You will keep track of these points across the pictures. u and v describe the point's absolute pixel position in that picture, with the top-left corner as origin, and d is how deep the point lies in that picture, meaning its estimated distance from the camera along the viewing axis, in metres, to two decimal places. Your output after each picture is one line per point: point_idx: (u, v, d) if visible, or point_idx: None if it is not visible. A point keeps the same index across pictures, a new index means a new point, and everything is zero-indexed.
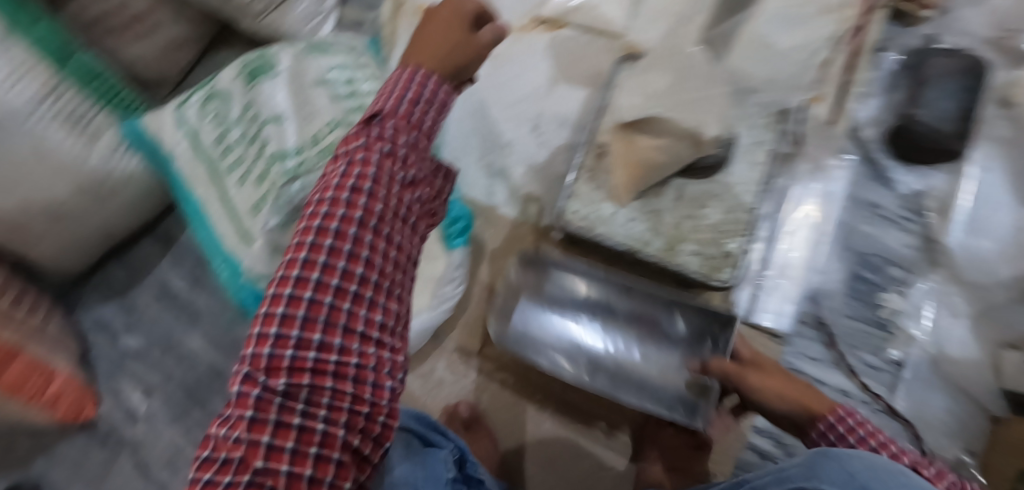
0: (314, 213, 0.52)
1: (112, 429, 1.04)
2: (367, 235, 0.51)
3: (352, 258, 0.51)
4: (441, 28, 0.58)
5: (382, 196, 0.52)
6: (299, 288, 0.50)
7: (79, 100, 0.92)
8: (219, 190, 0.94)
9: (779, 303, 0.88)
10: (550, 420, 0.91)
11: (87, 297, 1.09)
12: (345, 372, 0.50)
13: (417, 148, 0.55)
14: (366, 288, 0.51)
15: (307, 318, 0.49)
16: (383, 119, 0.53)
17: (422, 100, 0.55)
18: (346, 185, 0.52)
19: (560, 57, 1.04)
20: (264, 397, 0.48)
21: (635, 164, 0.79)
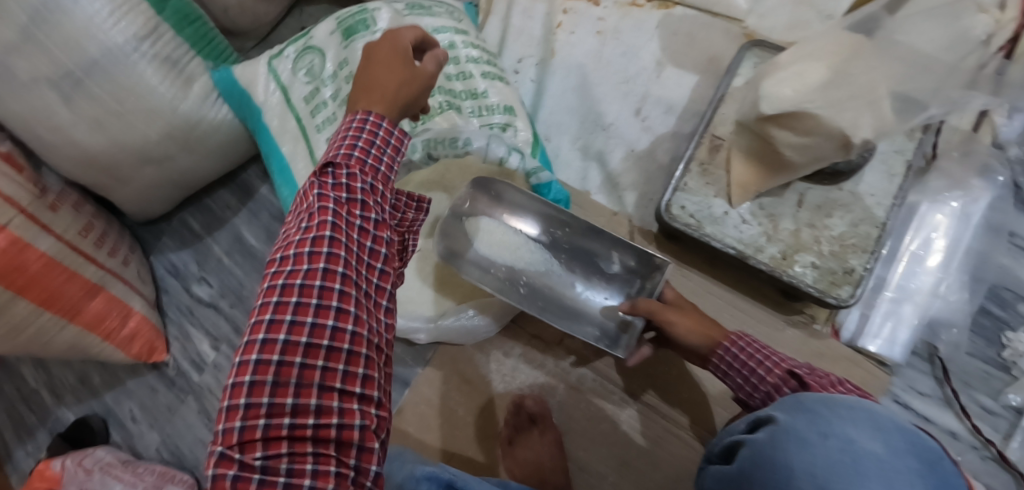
0: (275, 276, 0.53)
1: (179, 374, 1.04)
2: (335, 288, 0.52)
3: (320, 310, 0.51)
4: (381, 68, 0.59)
5: (344, 249, 0.53)
6: (267, 353, 0.50)
7: (176, 44, 0.89)
8: (308, 147, 0.93)
9: (892, 329, 0.79)
10: (626, 423, 0.87)
11: (165, 241, 1.10)
12: (325, 435, 0.50)
13: (376, 192, 0.56)
14: (338, 339, 0.52)
15: (278, 381, 0.50)
16: (337, 169, 0.54)
17: (374, 145, 0.56)
18: (307, 242, 0.53)
19: (671, 37, 0.96)
20: (243, 472, 0.49)
21: (766, 156, 0.73)
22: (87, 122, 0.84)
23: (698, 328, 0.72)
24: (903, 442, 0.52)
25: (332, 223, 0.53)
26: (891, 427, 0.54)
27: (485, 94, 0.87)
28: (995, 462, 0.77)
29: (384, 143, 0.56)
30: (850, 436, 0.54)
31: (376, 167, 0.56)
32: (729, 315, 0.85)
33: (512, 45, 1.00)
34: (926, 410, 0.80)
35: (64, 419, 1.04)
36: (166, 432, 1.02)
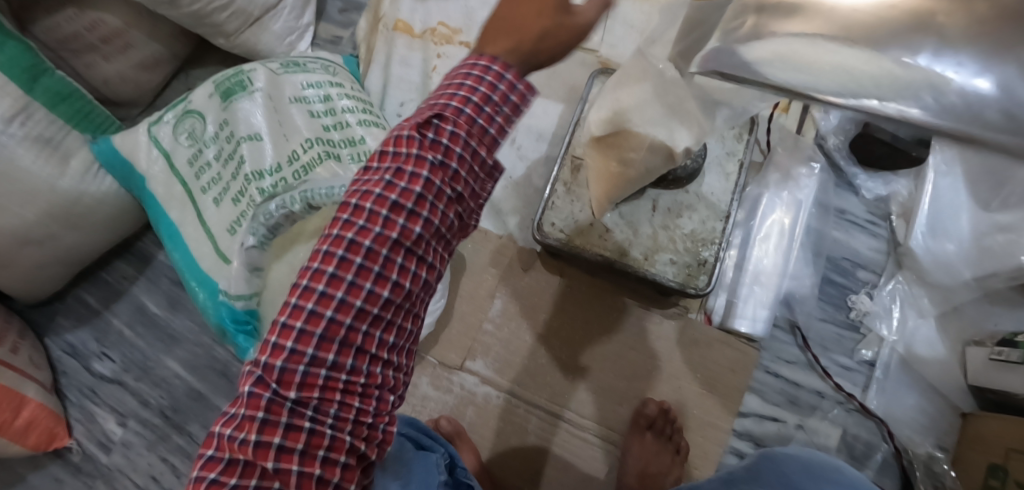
0: (348, 226, 0.50)
1: (85, 457, 1.01)
2: (405, 258, 0.51)
3: (381, 275, 0.50)
4: (519, 13, 0.52)
5: (424, 216, 0.51)
6: (322, 305, 0.49)
7: (49, 121, 0.92)
8: (195, 210, 0.94)
9: (754, 308, 0.89)
10: (536, 432, 0.91)
11: (60, 321, 1.07)
12: (354, 389, 0.51)
13: (468, 165, 0.52)
14: (386, 306, 0.51)
15: (327, 333, 0.49)
16: (439, 132, 0.50)
17: (482, 115, 0.51)
18: (391, 200, 0.50)
19: (537, 71, 1.05)
20: (277, 401, 0.49)
21: (611, 177, 0.78)
22: None
23: None
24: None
25: (423, 182, 0.50)
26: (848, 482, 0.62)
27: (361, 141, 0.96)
28: (858, 412, 0.88)
29: (498, 109, 0.52)
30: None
31: (480, 134, 0.51)
32: (615, 316, 0.94)
33: (393, 92, 1.09)
34: (794, 375, 0.90)
35: None
36: None
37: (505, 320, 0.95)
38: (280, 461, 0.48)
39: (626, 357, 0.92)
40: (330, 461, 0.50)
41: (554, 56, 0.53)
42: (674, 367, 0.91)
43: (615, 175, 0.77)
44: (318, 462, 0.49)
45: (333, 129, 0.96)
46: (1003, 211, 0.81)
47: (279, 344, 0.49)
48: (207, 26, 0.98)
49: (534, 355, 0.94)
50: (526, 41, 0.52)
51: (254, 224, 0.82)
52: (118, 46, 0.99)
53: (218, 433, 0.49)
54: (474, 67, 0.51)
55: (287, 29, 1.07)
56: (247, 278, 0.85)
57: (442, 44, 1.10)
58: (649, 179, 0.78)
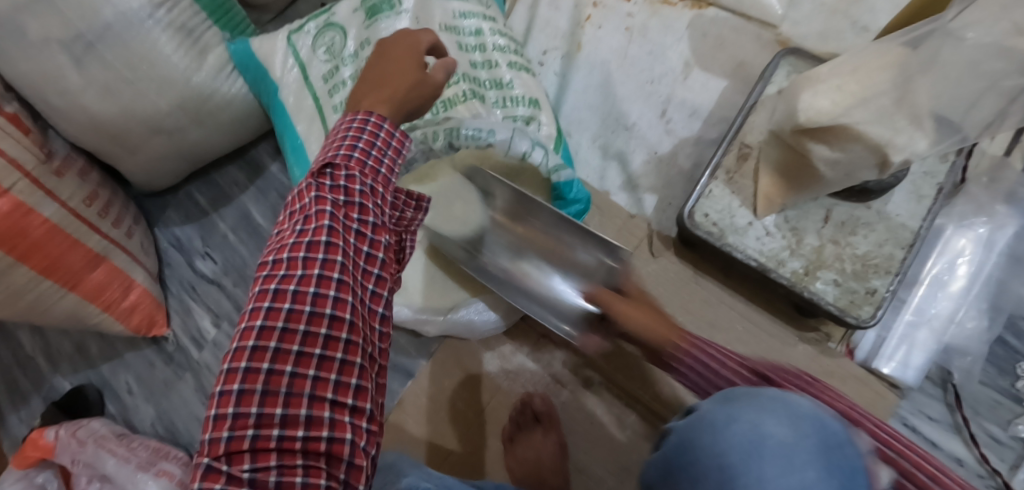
0: (268, 283, 0.51)
1: (177, 349, 1.03)
2: (333, 293, 0.51)
3: (314, 316, 0.50)
4: (393, 68, 0.59)
5: (342, 249, 0.52)
6: (256, 360, 0.49)
7: (192, 12, 0.86)
8: (323, 127, 0.90)
9: (907, 353, 0.79)
10: (631, 429, 0.85)
11: (170, 214, 1.07)
12: (315, 448, 0.49)
13: (373, 196, 0.54)
14: (331, 345, 0.50)
15: (269, 388, 0.49)
16: (336, 170, 0.52)
17: (374, 149, 0.54)
18: (303, 244, 0.51)
19: (703, 39, 0.94)
20: (231, 479, 0.47)
21: (792, 170, 0.71)
22: (97, 87, 0.81)
23: (647, 321, 0.68)
24: (810, 427, 0.54)
25: (331, 214, 0.52)
26: (804, 414, 0.55)
27: (511, 85, 0.85)
28: None
29: (383, 149, 0.55)
30: (760, 421, 0.55)
31: (376, 172, 0.55)
32: (742, 328, 0.84)
33: (537, 36, 0.98)
34: (935, 435, 0.80)
35: (59, 388, 1.02)
36: (162, 408, 1.00)
37: None
38: None
39: None
40: None
41: (420, 107, 0.59)
42: None
43: (799, 167, 0.70)
44: None
45: (483, 66, 0.85)
46: None
47: (220, 418, 0.48)
48: None
49: None
50: (398, 91, 0.57)
51: None
52: None
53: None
54: (354, 119, 0.55)
55: None
56: None
57: None
58: (846, 184, 0.70)
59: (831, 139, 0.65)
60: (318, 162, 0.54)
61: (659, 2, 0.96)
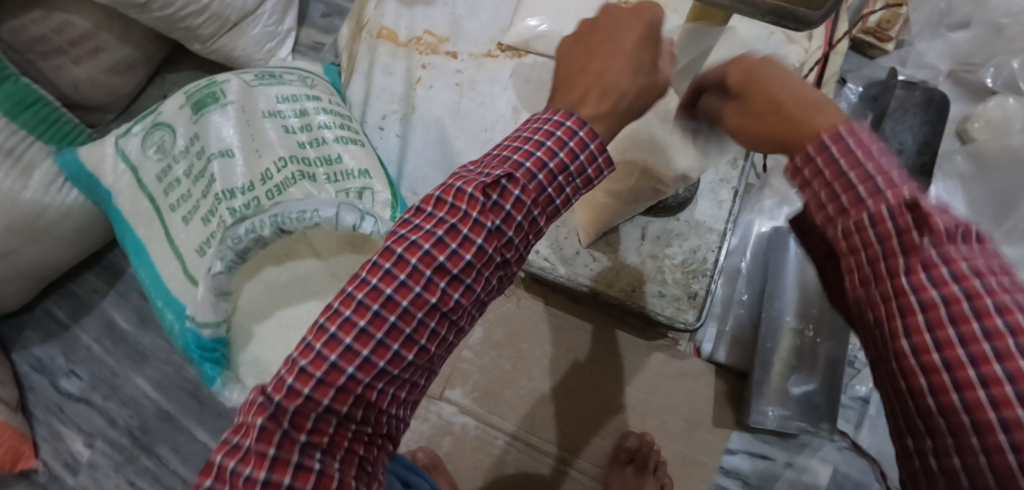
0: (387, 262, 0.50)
1: (51, 478, 0.97)
2: (442, 309, 0.51)
3: (433, 311, 0.51)
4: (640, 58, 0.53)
5: (478, 273, 0.52)
6: (360, 341, 0.49)
7: (11, 131, 0.88)
8: (163, 228, 0.89)
9: (742, 341, 0.88)
10: (514, 466, 0.88)
11: (28, 334, 1.02)
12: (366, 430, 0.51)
13: (526, 229, 0.54)
14: (419, 352, 0.52)
15: (370, 358, 0.49)
16: (513, 185, 0.51)
17: (563, 173, 0.53)
18: (443, 248, 0.50)
19: (526, 84, 1.01)
20: (293, 431, 0.48)
21: (595, 204, 0.81)
22: None
23: None
24: None
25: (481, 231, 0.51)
26: None
27: (341, 160, 0.91)
28: (850, 450, 0.85)
29: (575, 174, 0.54)
30: None
31: (549, 200, 0.54)
32: (597, 348, 0.90)
33: (375, 103, 1.01)
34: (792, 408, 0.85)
35: None
36: None
37: (485, 347, 0.91)
38: None
39: (610, 390, 0.89)
40: None
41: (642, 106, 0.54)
42: (660, 401, 0.88)
43: (599, 202, 0.80)
44: None
45: (309, 146, 0.91)
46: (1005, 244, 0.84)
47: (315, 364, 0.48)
48: (181, 29, 0.96)
49: (513, 385, 0.90)
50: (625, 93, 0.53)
51: (222, 247, 0.80)
52: (88, 49, 0.97)
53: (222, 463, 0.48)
54: (549, 118, 0.53)
55: (266, 35, 1.03)
56: (213, 305, 0.82)
57: (427, 54, 1.03)
58: (638, 209, 0.81)
59: (609, 173, 0.78)
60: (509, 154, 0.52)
61: (482, 55, 1.03)
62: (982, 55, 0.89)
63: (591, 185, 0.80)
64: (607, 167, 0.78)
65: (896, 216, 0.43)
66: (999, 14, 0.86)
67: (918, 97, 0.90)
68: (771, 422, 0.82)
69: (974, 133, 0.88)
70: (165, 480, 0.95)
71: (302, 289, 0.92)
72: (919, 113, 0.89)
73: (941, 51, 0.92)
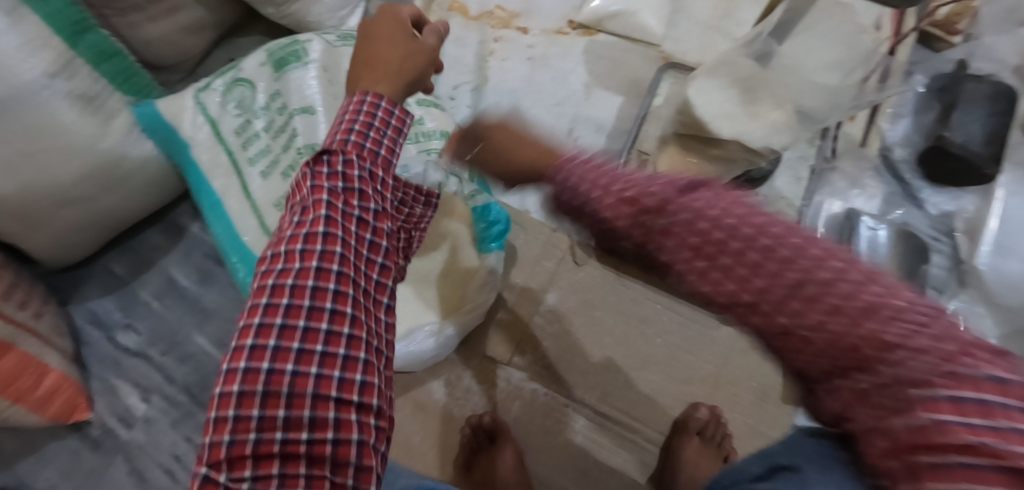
0: (268, 270, 0.48)
1: (104, 432, 0.95)
2: (335, 269, 0.47)
3: (318, 291, 0.46)
4: (383, 44, 0.57)
5: (343, 225, 0.48)
6: (262, 338, 0.45)
7: (92, 80, 0.87)
8: (241, 181, 0.90)
9: None
10: (583, 433, 0.87)
11: (85, 288, 1.01)
12: (323, 426, 0.45)
13: (373, 175, 0.51)
14: (337, 323, 0.47)
15: (269, 390, 0.45)
16: (333, 150, 0.50)
17: (372, 128, 0.52)
18: (304, 222, 0.48)
19: (597, 61, 1.02)
20: (235, 469, 0.44)
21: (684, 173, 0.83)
22: None
23: None
24: None
25: (331, 193, 0.49)
26: None
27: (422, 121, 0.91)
28: None
29: (384, 125, 0.52)
30: None
31: (376, 148, 0.52)
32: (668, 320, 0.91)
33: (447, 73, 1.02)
34: None
35: None
36: None
37: (557, 315, 0.92)
38: None
39: (679, 362, 0.90)
40: None
41: (416, 79, 0.58)
42: (729, 374, 0.89)
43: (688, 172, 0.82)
44: None
45: None
46: None
47: (214, 448, 0.45)
48: None
49: (584, 353, 0.91)
50: (395, 66, 0.56)
51: None
52: (166, 7, 0.96)
53: None
54: (359, 100, 0.53)
55: (340, 2, 1.04)
56: None
57: (500, 28, 1.04)
58: (724, 178, 0.83)
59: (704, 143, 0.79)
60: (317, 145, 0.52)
61: (554, 32, 1.04)
62: None
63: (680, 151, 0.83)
64: (699, 134, 0.79)
65: None
66: None
67: (985, 90, 0.89)
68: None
69: None
70: None
71: None
72: (985, 106, 0.88)
73: (1009, 45, 0.93)
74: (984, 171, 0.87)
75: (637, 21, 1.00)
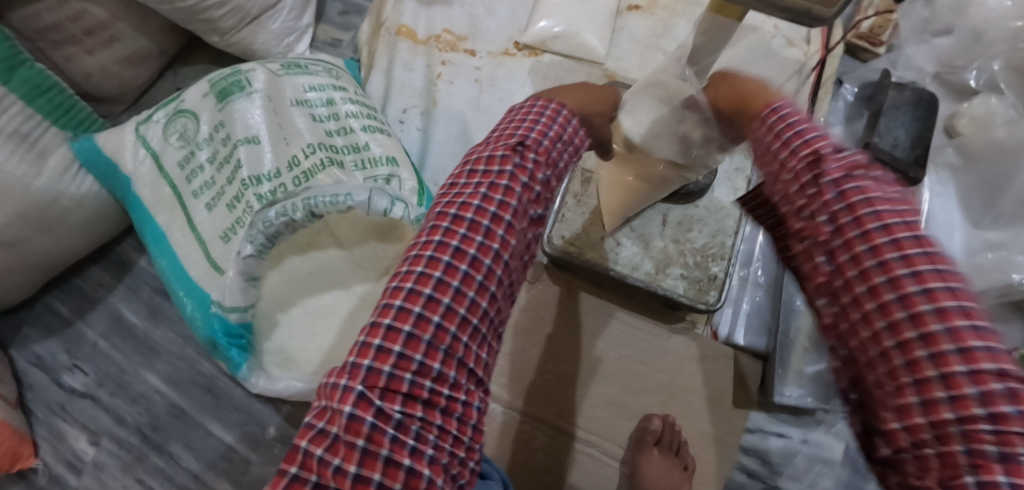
0: (425, 246, 0.55)
1: (51, 480, 0.91)
2: (491, 262, 0.55)
3: (467, 276, 0.54)
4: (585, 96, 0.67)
5: (516, 229, 0.56)
6: (409, 309, 0.52)
7: (26, 117, 0.86)
8: (185, 214, 0.89)
9: (755, 324, 0.92)
10: (543, 451, 0.88)
11: (27, 331, 0.98)
12: (436, 401, 0.52)
13: (546, 187, 0.59)
14: (472, 311, 0.54)
15: (432, 342, 0.52)
16: (527, 149, 0.57)
17: (553, 138, 0.59)
18: (468, 210, 0.55)
19: (543, 81, 1.03)
20: (358, 413, 0.49)
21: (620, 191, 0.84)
22: None
23: None
24: None
25: (517, 195, 0.56)
26: None
27: (368, 147, 0.93)
28: None
29: (561, 138, 0.60)
30: None
31: (556, 161, 0.59)
32: (621, 332, 0.93)
33: (395, 98, 1.03)
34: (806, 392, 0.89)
35: None
36: None
37: (511, 333, 0.93)
38: (363, 466, 0.48)
39: (635, 373, 0.91)
40: (412, 471, 0.49)
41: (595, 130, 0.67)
42: (682, 382, 0.91)
43: (624, 189, 0.84)
44: (401, 474, 0.49)
45: (336, 134, 0.92)
46: (994, 229, 0.90)
47: (345, 390, 0.50)
48: (201, 20, 0.95)
49: (538, 370, 0.92)
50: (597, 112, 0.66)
51: (253, 230, 0.82)
52: (103, 38, 0.95)
53: (296, 446, 0.49)
54: (542, 105, 0.61)
55: (285, 29, 1.03)
56: (241, 291, 0.83)
57: (446, 51, 1.05)
58: (664, 193, 0.84)
59: (635, 165, 0.79)
60: (508, 132, 0.59)
61: (500, 53, 1.05)
62: (964, 58, 0.96)
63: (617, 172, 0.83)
64: (635, 160, 0.78)
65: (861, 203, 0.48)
66: (979, 22, 0.94)
67: (907, 97, 0.96)
68: (791, 400, 0.87)
69: (961, 129, 0.95)
70: (178, 478, 0.91)
71: (324, 279, 0.90)
72: (909, 112, 0.96)
73: (927, 55, 0.99)
74: (910, 174, 0.91)
75: (580, 41, 1.03)
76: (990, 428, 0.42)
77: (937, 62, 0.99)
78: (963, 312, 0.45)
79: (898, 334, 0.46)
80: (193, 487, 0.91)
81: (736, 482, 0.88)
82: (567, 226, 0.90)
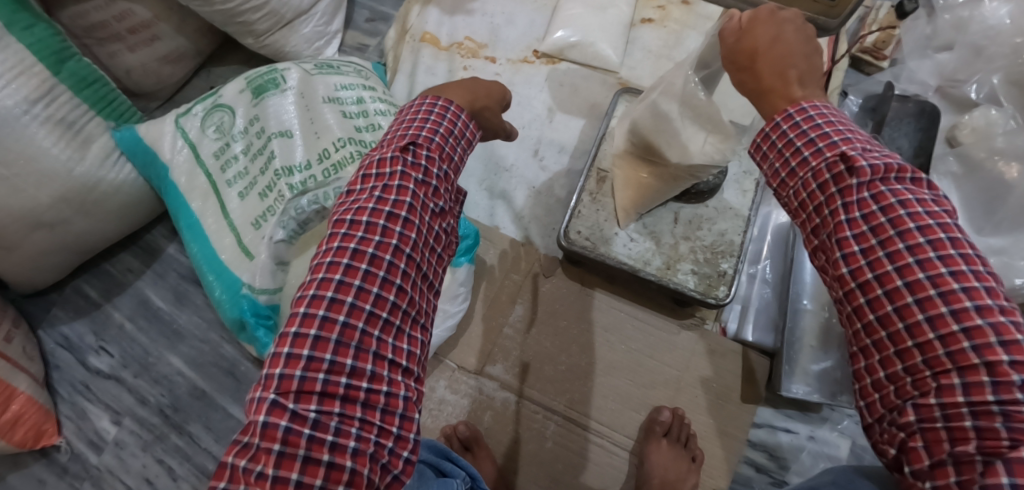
0: (325, 254, 0.56)
1: (72, 457, 0.94)
2: (394, 257, 0.56)
3: (369, 275, 0.55)
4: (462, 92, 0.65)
5: (416, 224, 0.58)
6: (313, 314, 0.54)
7: (71, 106, 0.90)
8: (218, 202, 0.93)
9: (762, 320, 0.95)
10: (553, 439, 0.90)
11: (56, 312, 1.01)
12: (354, 396, 0.53)
13: (444, 182, 0.61)
14: (379, 306, 0.55)
15: (341, 341, 0.53)
16: (417, 148, 0.59)
17: (446, 136, 0.61)
18: (366, 210, 0.57)
19: (559, 88, 1.08)
20: (271, 419, 0.51)
21: (637, 186, 0.89)
22: None
23: None
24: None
25: (412, 191, 0.58)
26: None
27: None
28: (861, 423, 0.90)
29: (454, 137, 0.62)
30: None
31: (449, 158, 0.62)
32: (631, 326, 0.96)
33: None
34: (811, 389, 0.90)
35: None
36: None
37: (525, 326, 0.96)
38: (281, 467, 0.50)
39: (644, 367, 0.94)
40: (334, 465, 0.51)
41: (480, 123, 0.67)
42: (689, 376, 0.93)
43: (640, 185, 0.88)
44: (321, 469, 0.51)
45: (366, 130, 0.96)
46: (995, 236, 0.91)
47: (259, 402, 0.52)
48: (237, 26, 1.01)
49: (550, 361, 0.94)
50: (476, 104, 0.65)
51: (285, 216, 0.86)
52: (144, 37, 1.00)
53: (229, 461, 0.52)
54: (430, 103, 0.63)
55: (316, 33, 1.09)
56: (273, 271, 0.87)
57: (468, 57, 1.10)
58: (675, 191, 0.88)
59: (652, 161, 0.85)
60: (400, 134, 0.61)
61: (519, 61, 1.10)
62: (964, 72, 1.01)
63: (634, 171, 0.89)
64: (651, 155, 0.84)
65: (911, 253, 0.50)
66: (979, 38, 0.99)
67: (910, 109, 1.00)
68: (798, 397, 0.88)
69: (961, 139, 0.98)
70: (196, 458, 0.94)
71: None
72: (911, 123, 0.99)
73: (930, 70, 1.04)
74: None
75: (596, 51, 1.08)
76: (1004, 424, 0.45)
77: (939, 76, 1.03)
78: (996, 328, 0.47)
79: (918, 342, 0.49)
80: (208, 467, 0.93)
81: (744, 476, 0.89)
82: (582, 220, 0.93)
